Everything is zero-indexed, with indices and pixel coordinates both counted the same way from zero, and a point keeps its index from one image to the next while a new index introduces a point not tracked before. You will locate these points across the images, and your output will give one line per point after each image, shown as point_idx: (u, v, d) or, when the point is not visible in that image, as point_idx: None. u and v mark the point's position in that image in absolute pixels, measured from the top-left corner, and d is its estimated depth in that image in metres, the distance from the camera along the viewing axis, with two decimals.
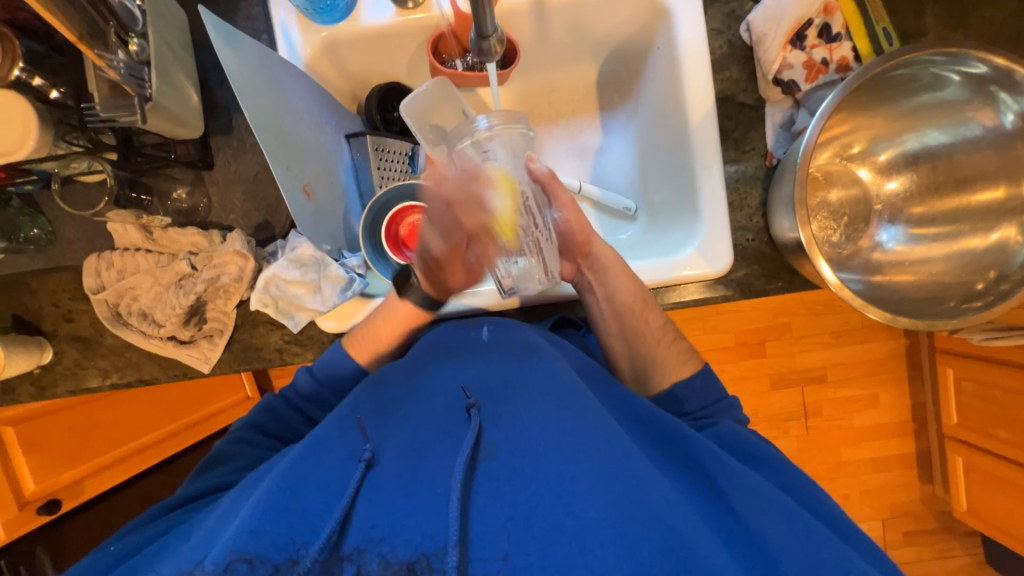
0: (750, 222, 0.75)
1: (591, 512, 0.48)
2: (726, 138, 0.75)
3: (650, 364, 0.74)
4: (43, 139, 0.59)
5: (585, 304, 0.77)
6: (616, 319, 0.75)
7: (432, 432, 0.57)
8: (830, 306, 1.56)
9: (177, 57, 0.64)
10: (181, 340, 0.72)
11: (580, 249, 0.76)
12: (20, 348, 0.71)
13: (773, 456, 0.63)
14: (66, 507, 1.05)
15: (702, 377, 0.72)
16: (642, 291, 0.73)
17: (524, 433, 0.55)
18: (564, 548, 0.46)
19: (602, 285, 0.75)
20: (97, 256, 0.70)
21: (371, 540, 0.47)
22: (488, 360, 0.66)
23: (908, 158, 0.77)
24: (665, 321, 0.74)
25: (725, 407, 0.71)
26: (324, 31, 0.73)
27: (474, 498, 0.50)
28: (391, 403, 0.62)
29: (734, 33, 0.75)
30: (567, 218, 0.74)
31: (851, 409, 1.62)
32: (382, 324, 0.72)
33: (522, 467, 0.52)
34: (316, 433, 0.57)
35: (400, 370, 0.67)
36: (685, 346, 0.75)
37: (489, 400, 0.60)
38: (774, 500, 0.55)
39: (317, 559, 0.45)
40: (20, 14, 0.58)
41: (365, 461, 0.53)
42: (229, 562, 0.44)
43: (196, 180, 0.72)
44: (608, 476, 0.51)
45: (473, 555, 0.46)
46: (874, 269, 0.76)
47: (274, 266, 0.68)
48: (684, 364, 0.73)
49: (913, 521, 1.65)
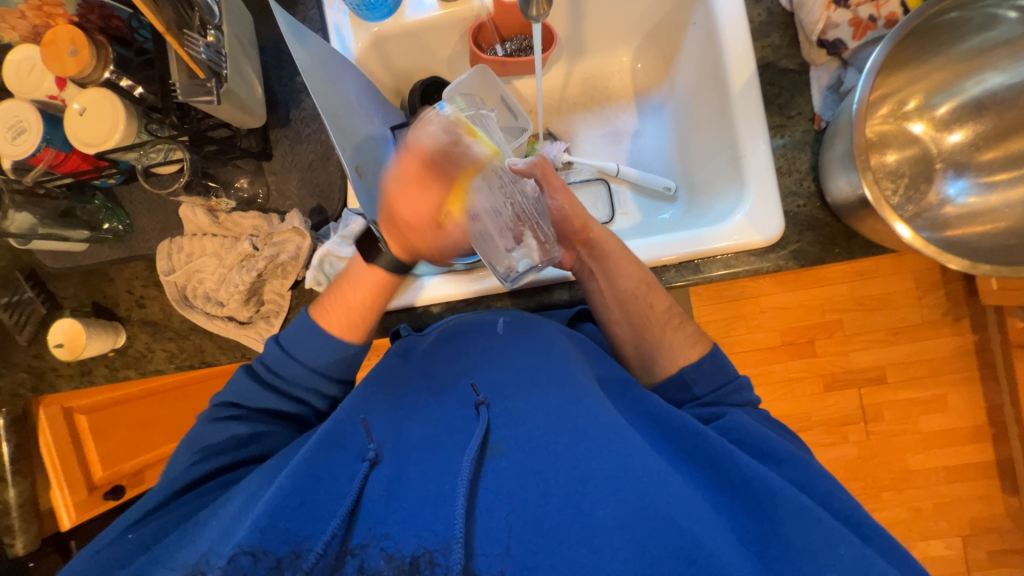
0: (800, 187, 0.72)
1: (601, 512, 0.48)
2: (770, 105, 0.74)
3: (655, 349, 0.70)
4: (131, 128, 0.65)
5: (587, 292, 0.73)
6: (618, 305, 0.71)
7: (443, 428, 0.56)
8: (885, 301, 1.47)
9: (245, 52, 0.70)
10: (240, 320, 0.76)
11: (576, 236, 0.73)
12: (98, 330, 0.76)
13: (788, 450, 0.58)
14: (129, 494, 1.10)
15: (710, 360, 0.67)
16: (644, 275, 0.70)
17: (532, 429, 0.54)
18: (574, 548, 0.46)
19: (604, 272, 0.71)
20: (169, 241, 0.76)
21: (375, 535, 0.48)
22: (494, 355, 0.64)
23: (970, 108, 0.74)
24: (671, 304, 0.70)
25: (735, 389, 0.66)
26: (373, 27, 0.78)
27: (482, 494, 0.50)
28: (401, 403, 0.61)
29: (772, 1, 0.75)
30: (561, 203, 0.72)
31: (915, 412, 1.50)
32: (348, 290, 0.68)
33: (531, 464, 0.51)
34: (329, 427, 0.57)
35: (400, 371, 0.65)
36: (693, 329, 0.71)
37: (499, 397, 0.59)
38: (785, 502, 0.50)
39: (322, 555, 0.46)
40: (112, 21, 0.65)
41: (370, 460, 0.53)
42: (234, 554, 0.44)
43: (257, 169, 0.77)
44: (618, 475, 0.50)
45: (478, 550, 0.46)
46: (942, 226, 0.73)
47: (329, 243, 0.72)
48: (692, 347, 0.69)
49: (999, 539, 1.49)
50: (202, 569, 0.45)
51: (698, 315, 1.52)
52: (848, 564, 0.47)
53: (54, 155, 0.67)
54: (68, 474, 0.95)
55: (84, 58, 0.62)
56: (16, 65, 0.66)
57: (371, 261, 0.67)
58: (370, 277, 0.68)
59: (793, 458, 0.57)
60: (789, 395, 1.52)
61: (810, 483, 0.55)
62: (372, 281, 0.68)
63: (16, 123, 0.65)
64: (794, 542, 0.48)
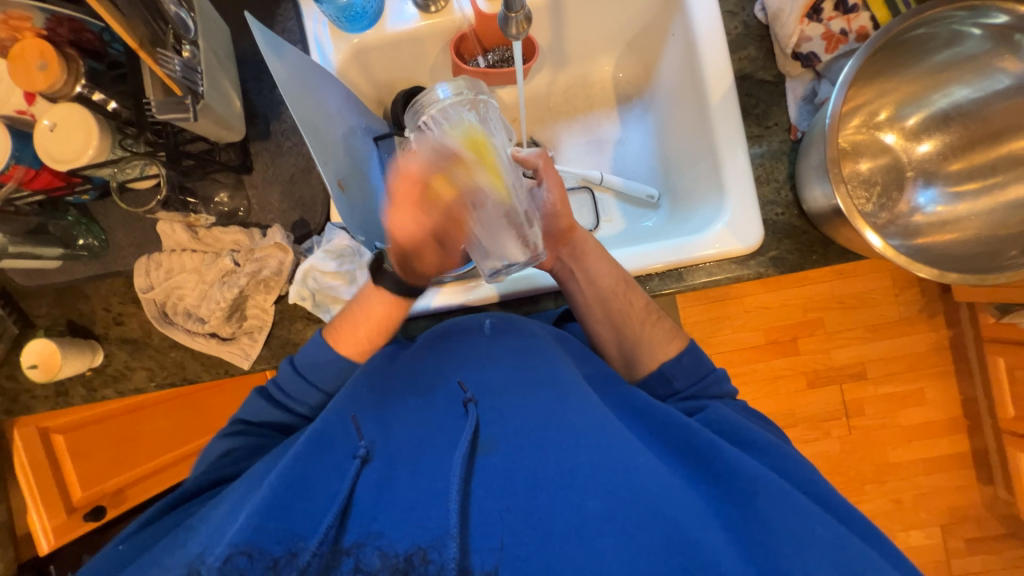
0: (778, 196, 0.74)
1: (590, 503, 0.48)
2: (748, 115, 0.75)
3: (637, 347, 0.70)
4: (104, 143, 0.63)
5: (568, 293, 0.73)
6: (600, 304, 0.71)
7: (432, 426, 0.56)
8: (864, 300, 1.51)
9: (222, 65, 0.69)
10: (223, 336, 0.74)
11: (561, 236, 0.72)
12: (74, 349, 0.74)
13: (773, 442, 0.59)
14: (110, 514, 1.07)
15: (688, 355, 0.69)
16: (622, 273, 0.71)
17: (521, 425, 0.54)
18: (565, 539, 0.46)
19: (583, 271, 0.71)
20: (147, 257, 0.74)
21: (370, 535, 0.47)
22: (482, 352, 0.65)
23: (938, 119, 0.77)
24: (649, 300, 0.71)
25: (713, 381, 0.68)
26: (353, 38, 0.77)
27: (474, 490, 0.49)
28: (394, 403, 0.60)
29: (748, 14, 0.77)
30: (553, 199, 0.70)
31: (894, 407, 1.54)
32: (360, 314, 0.67)
33: (521, 459, 0.51)
34: (318, 426, 0.55)
35: (389, 372, 0.64)
36: (670, 324, 0.71)
37: (486, 395, 0.59)
38: (767, 481, 0.51)
39: (317, 553, 0.45)
40: (82, 34, 0.64)
41: (361, 457, 0.53)
42: (229, 554, 0.44)
43: (236, 183, 0.76)
44: (607, 467, 0.50)
45: (473, 546, 0.46)
46: (914, 233, 0.75)
47: (312, 258, 0.71)
48: (669, 343, 0.70)
49: (974, 527, 1.54)
50: (196, 568, 0.44)
51: (683, 316, 1.53)
52: (831, 548, 0.48)
53: (25, 172, 0.65)
54: (46, 495, 0.94)
55: (54, 72, 0.61)
56: None
57: (376, 281, 0.65)
58: (380, 303, 0.67)
59: (773, 446, 0.58)
60: (773, 393, 1.55)
61: (794, 472, 0.56)
62: (387, 304, 0.67)
63: None
64: (778, 530, 0.48)
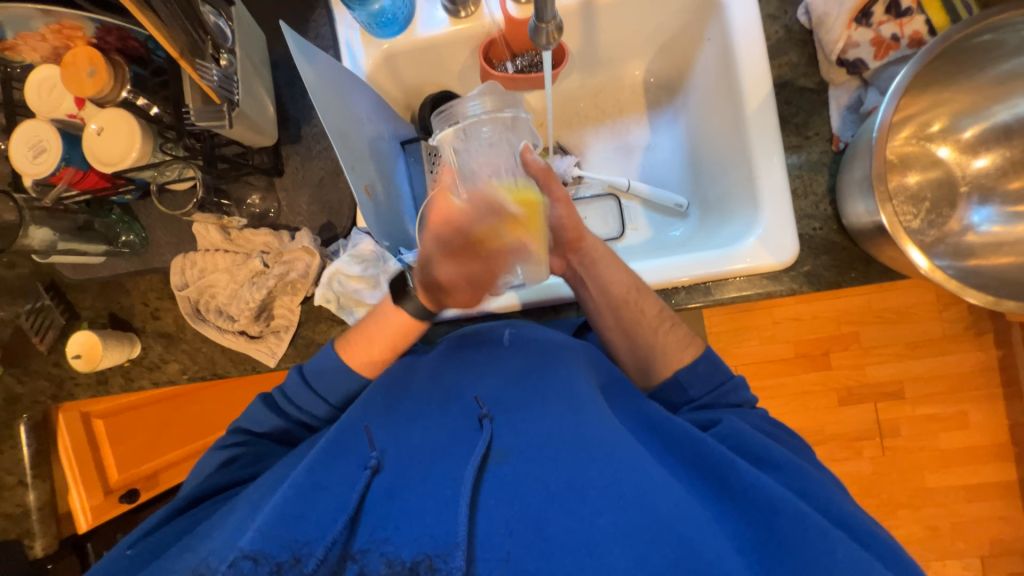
0: (816, 209, 0.71)
1: (603, 519, 0.47)
2: (786, 124, 0.72)
3: (651, 354, 0.68)
4: (146, 146, 0.65)
5: (579, 299, 0.72)
6: (611, 311, 0.69)
7: (445, 436, 0.56)
8: (903, 315, 1.43)
9: (257, 72, 0.71)
10: (251, 334, 0.76)
11: (570, 244, 0.73)
12: (114, 341, 0.78)
13: (789, 458, 0.56)
14: (143, 497, 1.12)
15: (705, 361, 0.66)
16: (635, 280, 0.69)
17: (534, 439, 0.54)
18: (575, 555, 0.45)
19: (593, 279, 0.70)
20: (182, 257, 0.77)
21: (376, 541, 0.47)
22: (499, 362, 0.64)
23: (998, 132, 0.72)
24: (662, 307, 0.69)
25: (730, 390, 0.66)
26: (383, 44, 0.78)
27: (484, 499, 0.49)
28: (409, 411, 0.60)
29: (791, 17, 0.73)
30: (561, 214, 0.71)
31: (933, 429, 1.46)
32: (375, 328, 0.67)
33: (533, 471, 0.51)
34: (331, 437, 0.57)
35: (403, 381, 0.64)
36: (686, 331, 0.69)
37: (502, 410, 0.58)
38: (784, 501, 0.49)
39: (323, 560, 0.46)
40: (128, 41, 0.66)
41: (372, 468, 0.53)
42: (236, 558, 0.45)
43: (268, 185, 0.78)
44: (618, 484, 0.49)
45: (479, 555, 0.46)
46: (965, 253, 0.71)
47: (339, 261, 0.72)
48: (685, 349, 0.67)
49: (1018, 561, 1.44)
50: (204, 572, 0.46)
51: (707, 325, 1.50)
52: None
53: (74, 173, 0.68)
54: (86, 478, 0.98)
55: (103, 78, 0.63)
56: (36, 85, 0.67)
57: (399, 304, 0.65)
58: (398, 321, 0.67)
59: (789, 462, 0.56)
60: (801, 408, 1.49)
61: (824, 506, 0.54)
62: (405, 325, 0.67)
63: (37, 143, 0.67)
64: (799, 554, 0.47)
